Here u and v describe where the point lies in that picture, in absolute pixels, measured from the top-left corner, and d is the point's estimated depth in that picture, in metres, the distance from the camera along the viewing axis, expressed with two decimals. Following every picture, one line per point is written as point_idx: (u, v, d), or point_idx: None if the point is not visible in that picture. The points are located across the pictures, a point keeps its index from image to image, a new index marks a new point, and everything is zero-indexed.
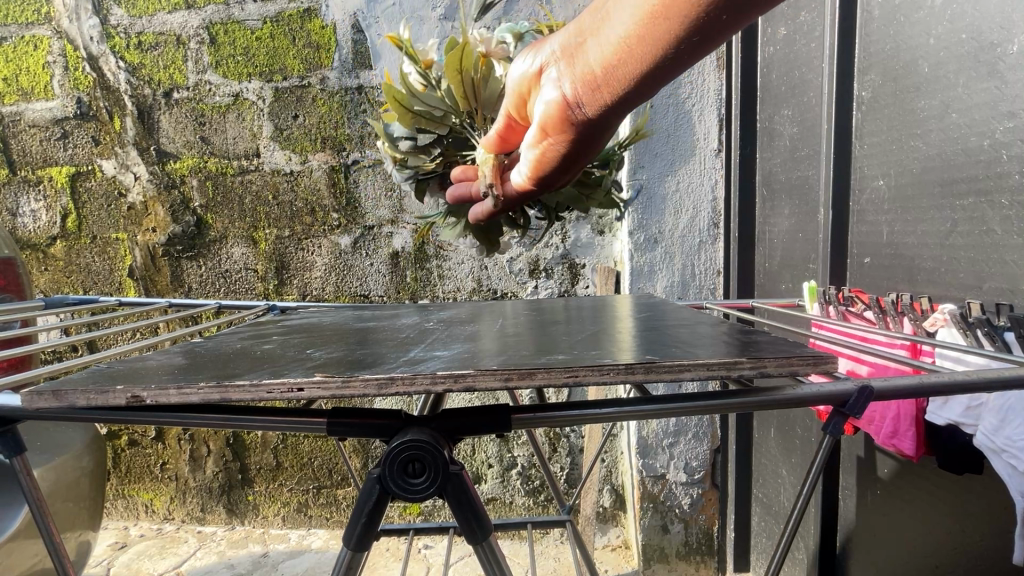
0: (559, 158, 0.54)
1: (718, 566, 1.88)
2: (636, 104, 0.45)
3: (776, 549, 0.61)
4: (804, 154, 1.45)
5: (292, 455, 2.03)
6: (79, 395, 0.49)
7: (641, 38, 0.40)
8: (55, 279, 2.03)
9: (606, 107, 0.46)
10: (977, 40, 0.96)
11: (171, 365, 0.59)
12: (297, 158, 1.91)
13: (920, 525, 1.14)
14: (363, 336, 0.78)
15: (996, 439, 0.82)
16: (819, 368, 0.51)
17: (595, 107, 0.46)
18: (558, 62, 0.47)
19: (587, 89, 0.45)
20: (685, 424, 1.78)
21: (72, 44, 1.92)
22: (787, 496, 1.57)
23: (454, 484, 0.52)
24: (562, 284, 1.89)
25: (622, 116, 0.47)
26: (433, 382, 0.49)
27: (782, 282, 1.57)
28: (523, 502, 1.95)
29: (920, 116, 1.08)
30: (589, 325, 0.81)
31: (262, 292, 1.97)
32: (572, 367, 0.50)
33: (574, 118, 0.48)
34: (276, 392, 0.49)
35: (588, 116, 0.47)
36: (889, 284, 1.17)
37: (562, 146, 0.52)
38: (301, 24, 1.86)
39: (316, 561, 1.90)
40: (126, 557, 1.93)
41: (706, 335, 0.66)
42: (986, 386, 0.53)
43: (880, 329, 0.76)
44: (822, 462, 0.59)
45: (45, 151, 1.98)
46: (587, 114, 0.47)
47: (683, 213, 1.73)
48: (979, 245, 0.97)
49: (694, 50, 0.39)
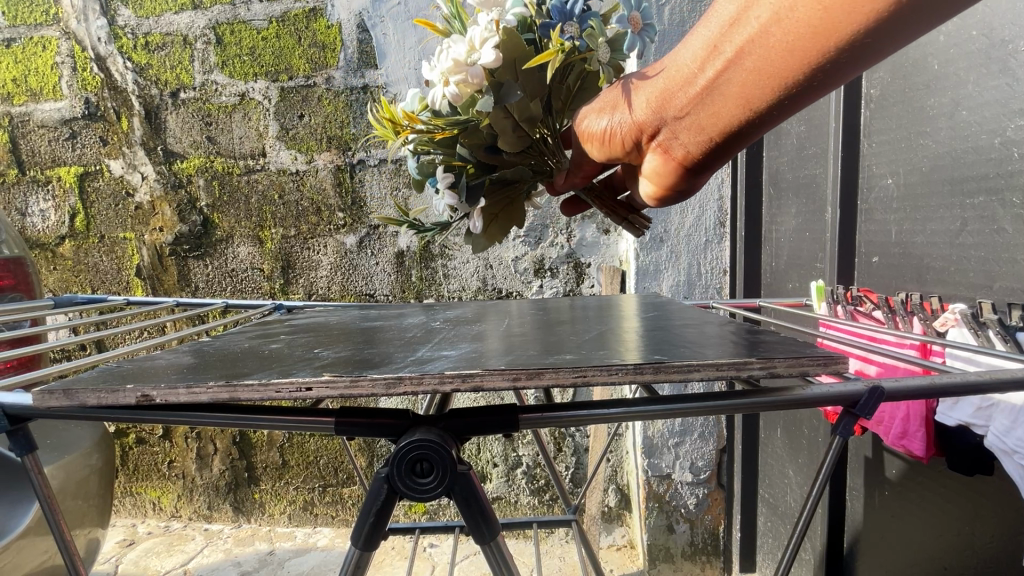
0: (679, 191, 0.66)
1: (724, 567, 1.86)
2: (747, 144, 0.57)
3: (786, 548, 0.61)
4: (812, 152, 1.44)
5: (298, 454, 2.04)
6: (90, 394, 0.49)
7: (752, 98, 0.50)
8: (64, 278, 2.05)
9: (721, 151, 0.58)
10: (989, 37, 0.95)
11: (180, 365, 0.59)
12: (303, 157, 1.91)
13: (924, 525, 1.14)
14: (370, 335, 0.78)
15: (1007, 440, 0.81)
16: (829, 369, 0.51)
17: (711, 152, 0.58)
18: (669, 119, 0.58)
19: (701, 141, 0.57)
20: (690, 424, 1.78)
21: (80, 44, 1.93)
22: (794, 497, 1.56)
23: (461, 484, 0.52)
24: (567, 283, 1.89)
25: (729, 156, 0.59)
26: (440, 381, 0.49)
27: (789, 282, 1.56)
28: (528, 501, 1.95)
29: (930, 114, 1.07)
30: (595, 325, 0.80)
31: (268, 292, 1.97)
32: (580, 367, 0.50)
33: (688, 166, 0.61)
34: (283, 391, 0.49)
35: (704, 158, 0.59)
36: (898, 284, 1.17)
37: (681, 183, 0.64)
38: (307, 24, 1.87)
39: (322, 560, 1.90)
40: (135, 554, 1.95)
41: (712, 335, 0.66)
42: (998, 387, 0.52)
43: (890, 329, 0.75)
44: (831, 463, 0.58)
45: (54, 152, 2.00)
46: (699, 162, 0.60)
47: (689, 212, 1.73)
48: (989, 245, 0.95)
49: (799, 102, 0.50)
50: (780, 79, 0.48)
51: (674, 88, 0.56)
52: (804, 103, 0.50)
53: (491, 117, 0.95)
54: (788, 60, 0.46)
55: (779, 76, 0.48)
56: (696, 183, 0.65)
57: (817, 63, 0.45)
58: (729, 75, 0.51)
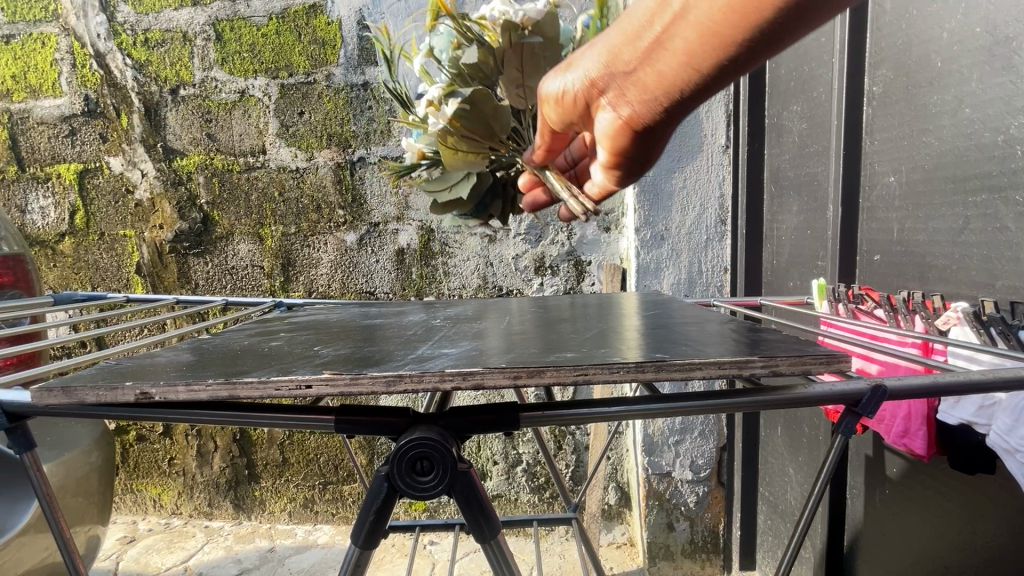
0: (627, 155, 0.68)
1: (723, 565, 1.87)
2: (690, 108, 0.60)
3: (788, 548, 0.61)
4: (814, 150, 1.43)
5: (298, 452, 2.04)
6: (89, 392, 0.49)
7: (697, 55, 0.53)
8: (64, 275, 2.04)
9: (666, 111, 0.60)
10: (992, 34, 0.94)
11: (180, 362, 0.59)
12: (303, 155, 1.91)
13: (924, 525, 1.14)
14: (370, 333, 0.78)
15: (1010, 439, 0.80)
16: (832, 367, 0.50)
17: (657, 112, 0.60)
18: (619, 75, 0.60)
19: (648, 100, 0.59)
20: (691, 422, 1.78)
21: (80, 41, 1.93)
22: (794, 495, 1.56)
23: (462, 482, 0.52)
24: (567, 281, 1.88)
25: (674, 119, 0.62)
26: (441, 380, 0.49)
27: (790, 280, 1.56)
28: (528, 499, 1.95)
29: (933, 111, 1.07)
30: (596, 323, 0.80)
31: (268, 290, 1.97)
32: (581, 365, 0.50)
33: (636, 127, 0.63)
34: (283, 389, 0.49)
35: (650, 117, 0.61)
36: (900, 282, 1.16)
37: (628, 146, 0.66)
38: (307, 20, 1.86)
39: (323, 557, 1.90)
40: (135, 551, 1.96)
41: (714, 333, 0.65)
42: (999, 386, 0.52)
43: (891, 328, 0.74)
44: (833, 462, 0.58)
45: (54, 149, 1.99)
46: (646, 123, 0.62)
47: (690, 210, 1.72)
48: (992, 243, 0.95)
49: (742, 67, 0.54)
50: (723, 37, 0.51)
51: (621, 44, 0.58)
52: (745, 68, 0.54)
53: (508, 53, 1.05)
54: (730, 18, 0.49)
55: (723, 33, 0.51)
56: (642, 149, 0.67)
57: (758, 25, 0.49)
58: (677, 31, 0.53)
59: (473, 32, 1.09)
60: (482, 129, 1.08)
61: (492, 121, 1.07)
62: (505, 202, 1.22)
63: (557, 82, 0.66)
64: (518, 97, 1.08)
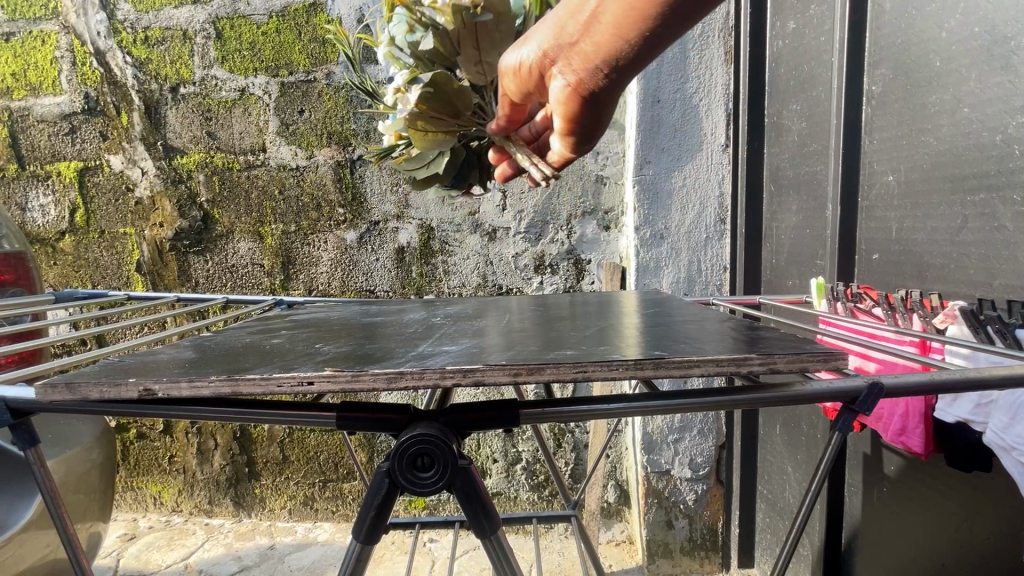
0: (581, 124, 0.69)
1: (722, 562, 1.87)
2: (634, 74, 0.61)
3: (785, 545, 0.61)
4: (813, 149, 1.43)
5: (298, 449, 2.05)
6: (92, 388, 0.49)
7: (630, 22, 0.55)
8: (64, 273, 2.05)
9: (610, 77, 0.62)
10: (991, 34, 0.95)
11: (182, 359, 0.59)
12: (303, 153, 1.91)
13: (922, 523, 1.14)
14: (370, 331, 0.78)
15: (1006, 437, 0.81)
16: (829, 365, 0.51)
17: (602, 78, 0.62)
18: (565, 45, 0.62)
19: (592, 67, 0.61)
20: (690, 420, 1.78)
21: (80, 39, 1.93)
22: (793, 493, 1.56)
23: (462, 478, 0.52)
24: (567, 280, 1.88)
25: (620, 85, 0.63)
26: (442, 377, 0.49)
27: (789, 279, 1.56)
28: (528, 497, 1.96)
29: (931, 111, 1.07)
30: (595, 321, 0.81)
31: (268, 288, 1.97)
32: (581, 363, 0.50)
33: (583, 95, 0.65)
34: (285, 386, 0.49)
35: (596, 84, 0.63)
36: (898, 281, 1.16)
37: (579, 114, 0.68)
38: (307, 19, 1.86)
39: (323, 554, 1.91)
40: (136, 548, 1.96)
41: (713, 331, 0.66)
42: (994, 383, 0.53)
43: (890, 326, 0.75)
44: (831, 459, 0.59)
45: (54, 147, 2.00)
46: (593, 90, 0.64)
47: (690, 209, 1.72)
48: (990, 242, 0.95)
49: (676, 31, 0.55)
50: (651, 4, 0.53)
51: (565, 17, 0.60)
52: (677, 33, 0.56)
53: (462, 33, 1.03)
54: None
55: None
56: (593, 117, 0.69)
57: None
58: (607, 3, 0.56)
59: (426, 16, 1.06)
60: (448, 107, 1.06)
61: (457, 102, 1.05)
62: (483, 170, 1.22)
63: (512, 57, 0.69)
64: (477, 73, 1.07)
